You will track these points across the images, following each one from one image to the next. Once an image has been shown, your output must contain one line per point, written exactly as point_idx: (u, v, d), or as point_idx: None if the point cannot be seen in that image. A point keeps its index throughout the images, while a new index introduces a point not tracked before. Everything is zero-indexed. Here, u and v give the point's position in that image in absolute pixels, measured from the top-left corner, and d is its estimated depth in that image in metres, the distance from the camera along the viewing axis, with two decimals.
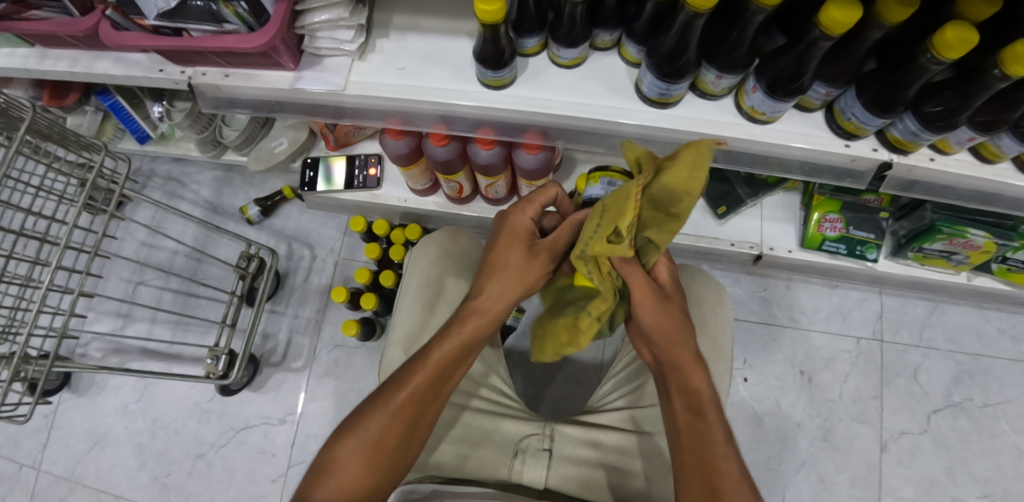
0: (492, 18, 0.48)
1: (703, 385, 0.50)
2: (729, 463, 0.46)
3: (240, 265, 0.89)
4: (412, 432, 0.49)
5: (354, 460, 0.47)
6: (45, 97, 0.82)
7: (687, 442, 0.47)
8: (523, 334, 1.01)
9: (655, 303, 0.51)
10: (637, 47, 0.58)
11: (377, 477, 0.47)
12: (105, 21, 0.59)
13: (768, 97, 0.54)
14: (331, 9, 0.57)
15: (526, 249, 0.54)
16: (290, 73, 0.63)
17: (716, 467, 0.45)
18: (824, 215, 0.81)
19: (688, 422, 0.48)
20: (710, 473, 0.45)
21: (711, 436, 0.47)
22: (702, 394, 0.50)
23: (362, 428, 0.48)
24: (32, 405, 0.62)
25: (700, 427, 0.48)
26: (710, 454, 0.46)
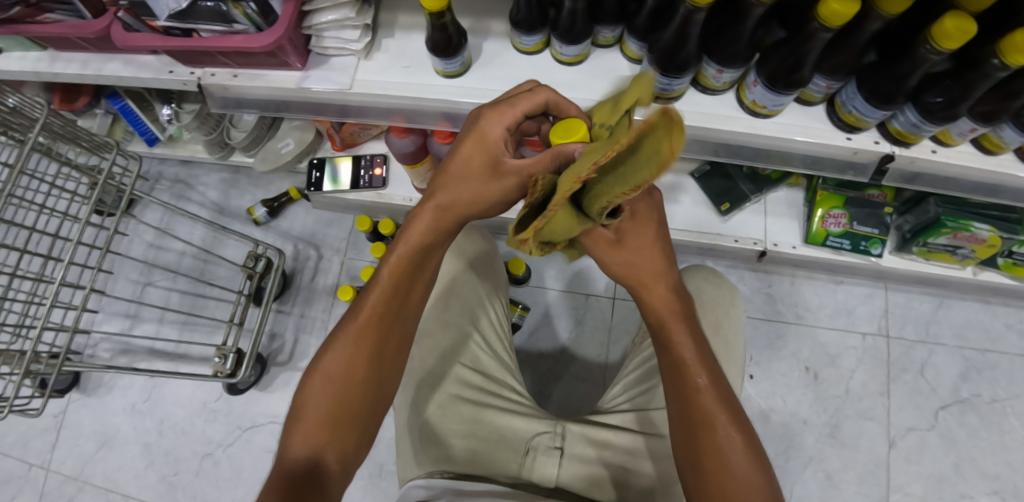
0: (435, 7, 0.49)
1: (672, 307, 0.47)
2: (706, 394, 0.44)
3: (248, 264, 0.88)
4: (382, 352, 0.47)
5: (325, 398, 0.44)
6: (56, 101, 0.83)
7: (668, 377, 0.46)
8: (529, 333, 1.01)
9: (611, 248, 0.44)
10: (638, 44, 0.59)
11: (356, 402, 0.45)
12: (117, 23, 0.61)
13: (768, 90, 0.54)
14: (338, 9, 0.59)
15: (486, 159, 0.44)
16: (296, 72, 0.64)
17: (695, 400, 0.44)
18: (827, 211, 0.81)
19: (664, 356, 0.47)
20: (691, 408, 0.44)
21: (685, 365, 0.45)
22: (669, 318, 0.47)
23: (329, 361, 0.45)
24: (44, 402, 0.62)
25: (675, 361, 0.46)
26: (690, 387, 0.44)
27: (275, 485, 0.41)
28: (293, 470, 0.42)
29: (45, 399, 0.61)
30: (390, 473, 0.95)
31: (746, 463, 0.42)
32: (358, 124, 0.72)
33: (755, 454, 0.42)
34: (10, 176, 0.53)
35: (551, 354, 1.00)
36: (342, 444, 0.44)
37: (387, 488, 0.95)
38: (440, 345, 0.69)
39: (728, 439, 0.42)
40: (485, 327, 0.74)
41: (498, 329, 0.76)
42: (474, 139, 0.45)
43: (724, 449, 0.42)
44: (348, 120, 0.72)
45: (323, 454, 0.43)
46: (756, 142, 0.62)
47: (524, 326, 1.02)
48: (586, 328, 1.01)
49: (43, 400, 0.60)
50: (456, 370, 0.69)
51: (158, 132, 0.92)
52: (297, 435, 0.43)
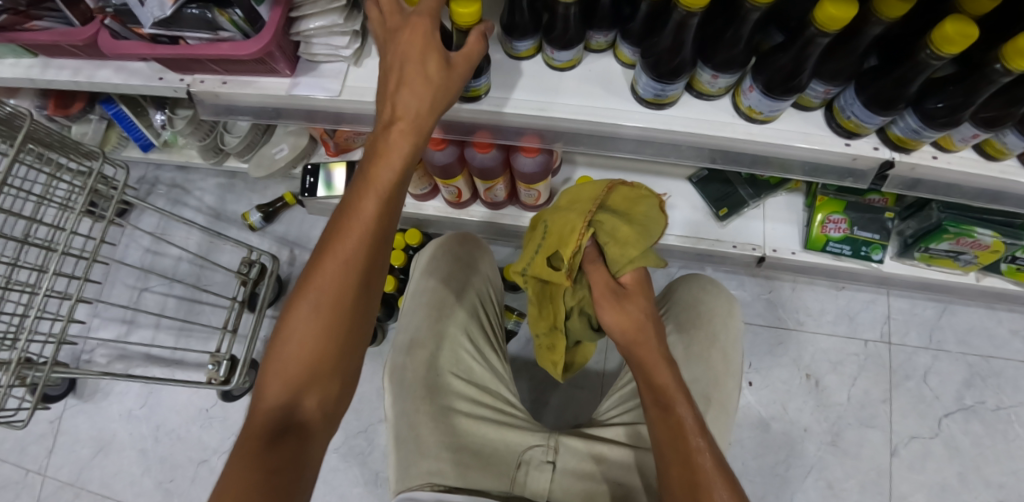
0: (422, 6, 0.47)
1: (668, 380, 0.54)
2: (703, 456, 0.47)
3: (241, 271, 0.88)
4: (371, 285, 0.43)
5: (310, 329, 0.41)
6: (50, 107, 0.83)
7: (665, 442, 0.49)
8: (527, 340, 1.01)
9: (613, 303, 0.59)
10: (632, 48, 0.57)
11: (340, 336, 0.42)
12: (105, 31, 0.62)
13: (765, 96, 0.53)
14: (326, 15, 0.58)
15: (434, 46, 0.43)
16: (286, 79, 0.64)
17: (682, 461, 0.47)
18: (827, 216, 0.81)
19: (661, 419, 0.51)
20: (688, 468, 0.47)
21: (682, 428, 0.49)
22: (668, 387, 0.53)
23: (310, 293, 0.41)
24: (32, 411, 0.62)
25: (671, 422, 0.50)
26: (685, 450, 0.48)
27: (253, 433, 0.39)
28: (272, 414, 0.40)
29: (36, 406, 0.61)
30: (385, 480, 0.95)
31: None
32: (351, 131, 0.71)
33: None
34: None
35: None
36: (324, 385, 0.42)
37: (382, 495, 0.94)
38: (428, 355, 0.68)
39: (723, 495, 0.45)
40: (478, 337, 0.74)
41: (491, 340, 0.76)
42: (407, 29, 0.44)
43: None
44: (341, 128, 0.71)
45: (299, 399, 0.41)
46: (754, 149, 0.60)
47: (521, 333, 1.01)
48: None
49: (35, 406, 0.60)
50: (449, 381, 0.68)
51: (153, 138, 0.91)
52: (273, 379, 0.41)
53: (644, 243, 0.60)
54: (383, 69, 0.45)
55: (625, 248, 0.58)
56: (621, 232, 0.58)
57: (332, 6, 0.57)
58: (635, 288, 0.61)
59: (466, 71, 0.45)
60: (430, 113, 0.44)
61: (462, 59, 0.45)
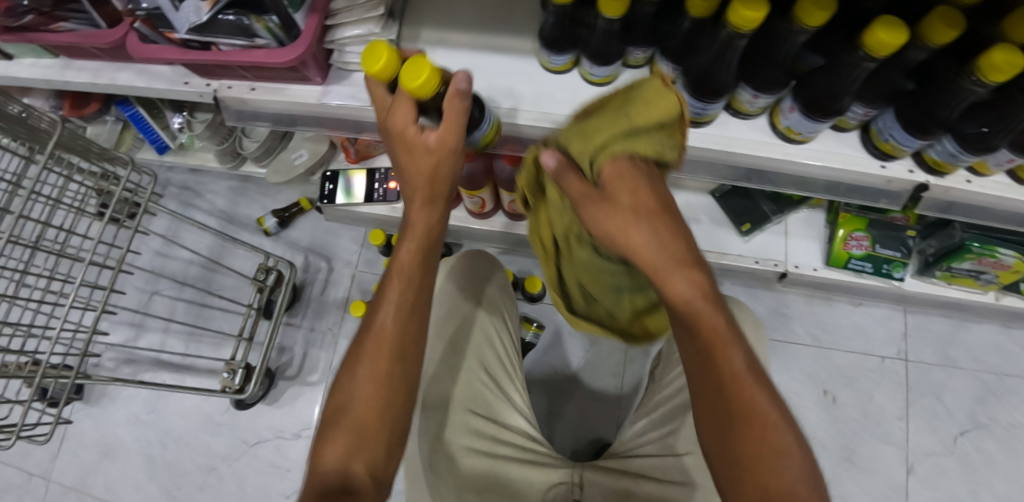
0: (386, 77, 0.42)
1: (689, 288, 0.37)
2: (743, 377, 0.37)
3: (258, 277, 0.87)
4: (405, 352, 0.46)
5: (359, 397, 0.44)
6: (66, 107, 0.82)
7: (695, 346, 0.38)
8: (543, 351, 1.00)
9: (595, 205, 0.40)
10: (671, 66, 0.56)
11: (386, 400, 0.44)
12: (133, 34, 0.60)
13: (805, 118, 0.53)
14: (363, 24, 0.57)
15: (416, 129, 0.44)
16: (317, 87, 0.63)
17: (734, 452, 0.37)
18: (850, 233, 0.81)
19: (695, 329, 0.38)
20: (721, 395, 0.37)
21: (719, 345, 0.37)
22: (689, 298, 0.37)
23: (355, 368, 0.45)
24: (54, 424, 0.59)
25: (705, 337, 0.37)
26: (721, 376, 0.37)
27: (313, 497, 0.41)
28: (327, 481, 0.42)
29: (57, 425, 0.58)
30: (397, 490, 0.94)
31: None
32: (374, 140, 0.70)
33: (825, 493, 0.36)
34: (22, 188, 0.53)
35: (564, 372, 0.98)
36: (372, 449, 0.44)
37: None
38: (443, 391, 0.67)
39: (784, 446, 0.36)
40: (495, 366, 0.72)
41: (508, 368, 0.73)
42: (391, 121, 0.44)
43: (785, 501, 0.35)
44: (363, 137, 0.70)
45: (352, 463, 0.43)
46: (789, 170, 0.60)
47: (538, 344, 1.00)
48: (598, 349, 0.99)
49: (55, 425, 0.58)
50: (468, 420, 0.67)
51: (169, 141, 0.89)
52: (327, 449, 0.43)
53: (624, 125, 0.42)
54: (392, 156, 0.48)
55: (587, 139, 0.43)
56: (587, 126, 0.44)
57: (368, 15, 0.56)
58: (628, 183, 0.40)
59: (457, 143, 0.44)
60: (438, 183, 0.47)
61: (447, 131, 0.43)
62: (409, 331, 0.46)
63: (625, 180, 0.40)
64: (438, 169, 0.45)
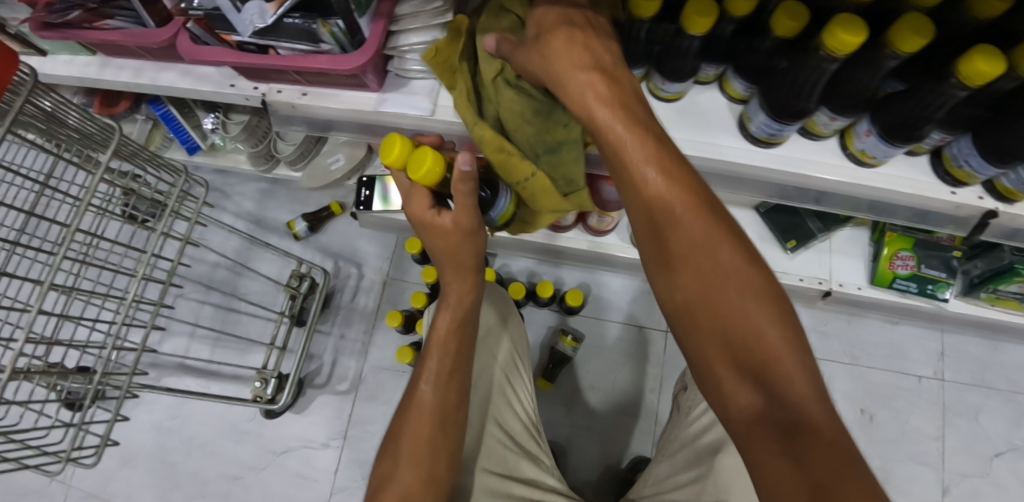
0: (431, 180, 0.47)
1: (638, 148, 0.41)
2: (705, 245, 0.39)
3: (291, 284, 0.85)
4: (445, 423, 0.53)
5: (404, 471, 0.50)
6: (97, 104, 0.79)
7: (652, 226, 0.41)
8: (580, 365, 0.96)
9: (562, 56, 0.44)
10: (744, 84, 0.54)
11: (428, 471, 0.50)
12: (184, 34, 0.58)
13: (882, 142, 0.51)
14: (427, 31, 0.55)
15: (433, 218, 0.52)
16: (372, 94, 0.61)
17: (717, 329, 0.37)
18: (895, 252, 0.80)
19: (644, 206, 0.41)
20: (695, 268, 0.39)
21: (672, 224, 0.39)
22: (642, 172, 0.40)
23: (402, 439, 0.52)
24: (101, 447, 0.56)
25: (655, 212, 0.40)
26: (694, 257, 0.39)
27: None
28: None
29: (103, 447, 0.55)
30: None
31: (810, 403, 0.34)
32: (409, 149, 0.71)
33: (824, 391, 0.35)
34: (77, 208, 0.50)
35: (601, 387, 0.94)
36: None
37: None
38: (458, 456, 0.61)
39: (769, 330, 0.36)
40: (507, 415, 0.68)
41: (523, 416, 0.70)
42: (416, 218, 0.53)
43: (774, 393, 0.35)
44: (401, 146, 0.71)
45: None
46: (857, 193, 0.59)
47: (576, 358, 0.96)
48: (637, 365, 0.95)
49: (102, 444, 0.55)
50: (483, 480, 0.61)
51: (200, 141, 0.87)
52: None
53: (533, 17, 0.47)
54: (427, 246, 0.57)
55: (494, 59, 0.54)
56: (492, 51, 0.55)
57: (434, 22, 0.54)
58: (565, 39, 0.45)
59: (472, 221, 0.51)
60: (466, 260, 0.55)
61: (461, 217, 0.50)
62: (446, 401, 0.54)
63: (565, 44, 0.44)
64: (461, 247, 0.53)
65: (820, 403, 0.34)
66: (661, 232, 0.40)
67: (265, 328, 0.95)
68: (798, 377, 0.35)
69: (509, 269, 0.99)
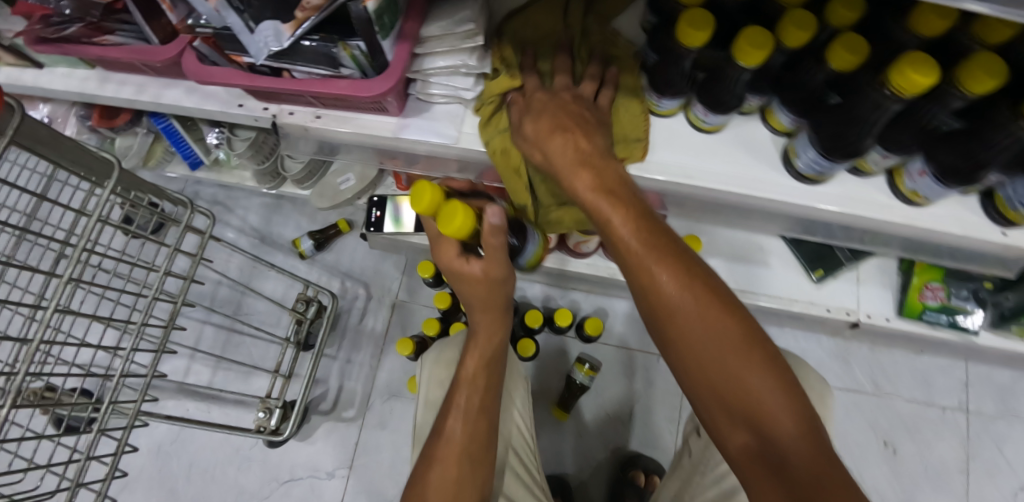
0: (458, 233, 0.46)
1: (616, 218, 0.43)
2: (688, 304, 0.39)
3: (298, 309, 0.82)
4: (473, 461, 0.49)
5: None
6: (95, 118, 0.75)
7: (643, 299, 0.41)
8: (598, 393, 0.92)
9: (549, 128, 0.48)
10: (790, 117, 0.51)
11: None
12: (190, 52, 0.54)
13: (937, 183, 0.49)
14: (454, 54, 0.52)
15: (462, 264, 0.52)
16: (392, 119, 0.57)
17: (712, 386, 0.38)
18: (926, 282, 0.79)
19: (633, 273, 0.41)
20: (684, 333, 0.39)
21: (655, 289, 0.40)
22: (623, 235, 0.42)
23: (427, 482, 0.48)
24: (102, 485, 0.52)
25: (645, 283, 0.40)
26: (677, 317, 0.39)
27: None
28: None
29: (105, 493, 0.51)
30: None
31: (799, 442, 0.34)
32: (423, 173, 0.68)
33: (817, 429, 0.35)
34: (71, 263, 0.45)
35: (617, 415, 0.91)
36: None
37: None
38: None
39: (759, 379, 0.37)
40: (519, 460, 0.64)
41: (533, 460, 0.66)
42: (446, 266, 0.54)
43: (768, 437, 0.35)
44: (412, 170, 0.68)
45: None
46: (902, 232, 0.56)
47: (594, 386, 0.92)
48: (653, 391, 0.92)
49: (105, 488, 0.51)
50: None
51: (203, 156, 0.82)
52: None
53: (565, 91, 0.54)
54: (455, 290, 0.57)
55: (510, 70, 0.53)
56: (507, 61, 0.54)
57: (463, 45, 0.51)
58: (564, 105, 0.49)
59: (503, 264, 0.52)
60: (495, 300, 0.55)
61: (491, 264, 0.52)
62: (474, 437, 0.50)
63: (543, 123, 0.49)
64: (491, 290, 0.53)
65: (813, 445, 0.34)
66: (638, 275, 0.41)
67: (269, 351, 0.91)
68: (786, 423, 0.35)
69: (523, 291, 0.96)
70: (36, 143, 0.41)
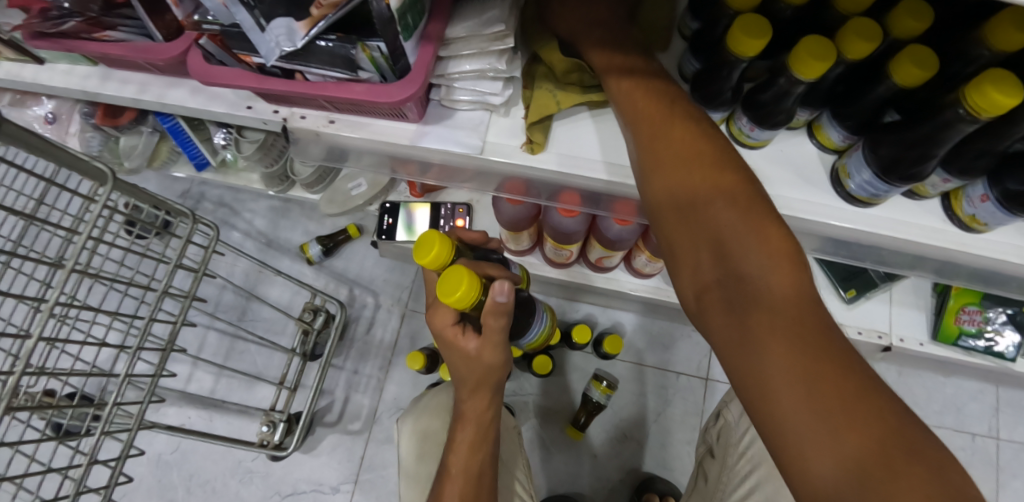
0: (461, 302, 0.42)
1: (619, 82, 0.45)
2: (673, 151, 0.40)
3: (306, 318, 0.80)
4: None
5: None
6: (97, 115, 0.71)
7: (634, 154, 0.43)
8: (614, 412, 0.89)
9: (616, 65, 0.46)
10: (842, 134, 0.47)
11: None
12: (196, 50, 0.50)
13: (1001, 210, 0.44)
14: (481, 57, 0.49)
15: (458, 338, 0.50)
16: (411, 126, 0.53)
17: (688, 227, 0.38)
18: (962, 306, 0.75)
19: (633, 131, 0.43)
20: (670, 178, 0.40)
21: (644, 142, 0.42)
22: (624, 96, 0.44)
23: None
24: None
25: (642, 134, 0.42)
26: (663, 165, 0.40)
27: None
28: None
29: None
30: None
31: (775, 280, 0.32)
32: (439, 181, 0.64)
33: (796, 272, 0.32)
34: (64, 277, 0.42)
35: (633, 436, 0.88)
36: None
37: None
38: None
39: (732, 220, 0.35)
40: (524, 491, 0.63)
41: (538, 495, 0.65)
42: (441, 339, 0.51)
43: (732, 265, 0.34)
44: (428, 179, 0.65)
45: None
46: (957, 259, 0.52)
47: (609, 405, 0.89)
48: (672, 411, 0.88)
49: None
50: None
51: (211, 156, 0.79)
52: None
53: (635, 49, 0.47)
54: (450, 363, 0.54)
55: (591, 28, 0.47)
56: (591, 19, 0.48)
57: (491, 48, 0.47)
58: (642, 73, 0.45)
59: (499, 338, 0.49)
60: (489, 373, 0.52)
61: (486, 340, 0.49)
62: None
63: (646, 96, 0.43)
64: (486, 366, 0.51)
65: (790, 290, 0.32)
66: (640, 113, 0.43)
67: (273, 359, 0.88)
68: (750, 260, 0.33)
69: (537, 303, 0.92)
70: (22, 144, 0.38)
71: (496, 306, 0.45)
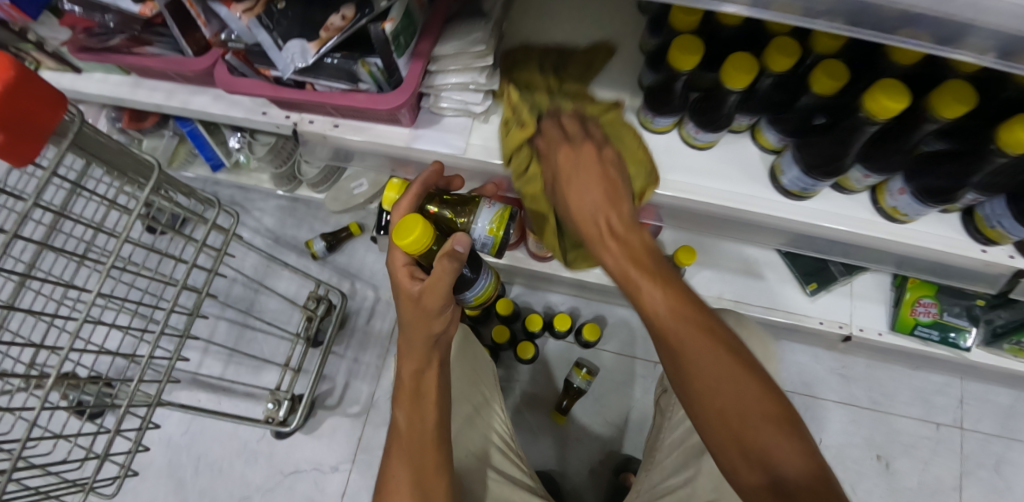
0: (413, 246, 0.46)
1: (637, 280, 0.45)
2: (703, 363, 0.41)
3: (309, 306, 0.87)
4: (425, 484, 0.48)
5: None
6: (124, 120, 0.79)
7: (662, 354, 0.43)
8: (596, 398, 0.95)
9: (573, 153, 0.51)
10: (777, 136, 0.54)
11: None
12: (221, 63, 0.58)
13: (915, 202, 0.51)
14: (465, 72, 0.56)
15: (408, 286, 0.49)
16: (404, 129, 0.61)
17: (725, 436, 0.40)
18: (918, 299, 0.79)
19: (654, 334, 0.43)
20: (703, 386, 0.41)
21: (670, 346, 0.42)
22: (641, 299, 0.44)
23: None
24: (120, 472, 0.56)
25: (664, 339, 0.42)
26: (693, 374, 0.41)
27: None
28: None
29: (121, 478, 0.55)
30: None
31: (809, 482, 0.36)
32: None
33: (823, 471, 0.37)
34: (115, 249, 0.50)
35: (613, 422, 0.93)
36: None
37: None
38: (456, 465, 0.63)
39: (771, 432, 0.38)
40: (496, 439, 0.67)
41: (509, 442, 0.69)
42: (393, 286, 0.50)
43: (775, 471, 0.37)
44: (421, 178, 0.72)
45: None
46: (889, 247, 0.58)
47: (590, 390, 0.95)
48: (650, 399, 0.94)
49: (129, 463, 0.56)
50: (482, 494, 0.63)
51: (224, 157, 0.85)
52: None
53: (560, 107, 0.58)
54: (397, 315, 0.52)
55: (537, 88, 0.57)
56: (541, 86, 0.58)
57: (475, 64, 0.55)
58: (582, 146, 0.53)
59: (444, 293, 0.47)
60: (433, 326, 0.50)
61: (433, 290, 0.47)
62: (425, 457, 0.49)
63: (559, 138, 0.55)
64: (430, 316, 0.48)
65: (822, 485, 0.36)
66: (655, 303, 0.44)
67: (279, 347, 0.95)
68: (790, 469, 0.37)
69: (526, 297, 0.99)
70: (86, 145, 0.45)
71: (452, 257, 0.44)
